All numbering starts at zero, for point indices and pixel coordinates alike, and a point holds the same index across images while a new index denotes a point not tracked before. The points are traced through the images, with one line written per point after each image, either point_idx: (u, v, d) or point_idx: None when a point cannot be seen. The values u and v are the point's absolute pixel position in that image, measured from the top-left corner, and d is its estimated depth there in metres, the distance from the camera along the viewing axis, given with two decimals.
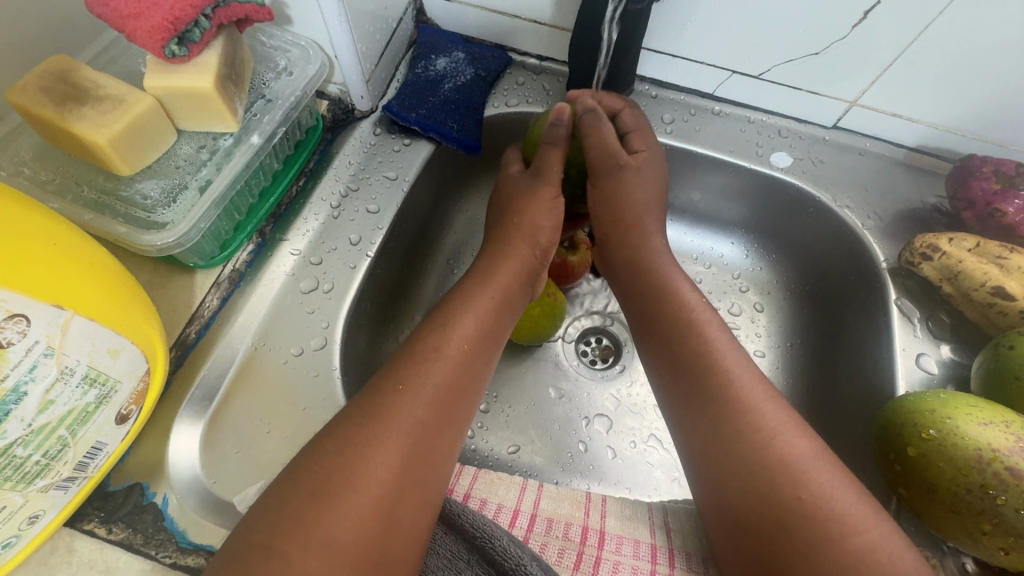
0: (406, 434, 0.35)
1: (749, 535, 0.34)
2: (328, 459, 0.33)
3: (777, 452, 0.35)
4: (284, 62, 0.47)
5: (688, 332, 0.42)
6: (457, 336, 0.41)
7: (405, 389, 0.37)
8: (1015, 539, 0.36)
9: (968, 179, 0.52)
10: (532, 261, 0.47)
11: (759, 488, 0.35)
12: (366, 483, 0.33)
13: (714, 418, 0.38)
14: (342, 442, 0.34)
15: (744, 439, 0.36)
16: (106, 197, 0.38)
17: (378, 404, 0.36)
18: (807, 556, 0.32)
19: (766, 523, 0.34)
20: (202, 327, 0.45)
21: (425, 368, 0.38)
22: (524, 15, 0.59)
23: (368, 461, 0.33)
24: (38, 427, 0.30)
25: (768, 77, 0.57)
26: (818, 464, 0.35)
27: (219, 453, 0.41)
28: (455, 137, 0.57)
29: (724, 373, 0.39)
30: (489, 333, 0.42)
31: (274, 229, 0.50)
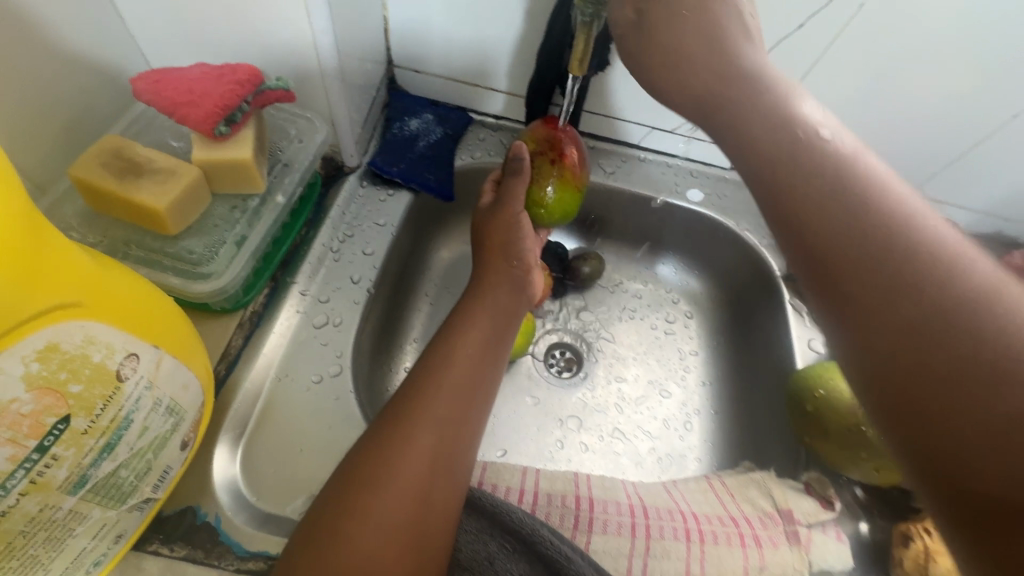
0: (433, 428, 0.42)
1: (843, 258, 0.30)
2: (373, 453, 0.40)
3: (924, 251, 0.28)
4: (295, 132, 0.54)
5: (811, 162, 0.33)
6: (465, 346, 0.48)
7: (430, 391, 0.44)
8: (880, 460, 0.50)
9: None
10: (520, 280, 0.55)
11: (918, 313, 0.27)
12: (404, 469, 0.40)
13: (800, 196, 0.32)
14: (382, 439, 0.41)
15: (888, 259, 0.28)
16: (155, 255, 0.44)
17: (408, 404, 0.43)
18: (934, 364, 0.26)
19: (859, 234, 0.30)
20: (229, 364, 0.50)
21: (441, 371, 0.45)
22: (483, 84, 0.71)
23: (406, 451, 0.40)
24: (135, 451, 0.35)
25: (680, 131, 0.72)
26: (969, 259, 0.27)
27: (258, 473, 0.47)
28: (432, 187, 0.68)
29: (866, 205, 0.30)
30: (494, 341, 0.50)
31: (284, 274, 0.57)
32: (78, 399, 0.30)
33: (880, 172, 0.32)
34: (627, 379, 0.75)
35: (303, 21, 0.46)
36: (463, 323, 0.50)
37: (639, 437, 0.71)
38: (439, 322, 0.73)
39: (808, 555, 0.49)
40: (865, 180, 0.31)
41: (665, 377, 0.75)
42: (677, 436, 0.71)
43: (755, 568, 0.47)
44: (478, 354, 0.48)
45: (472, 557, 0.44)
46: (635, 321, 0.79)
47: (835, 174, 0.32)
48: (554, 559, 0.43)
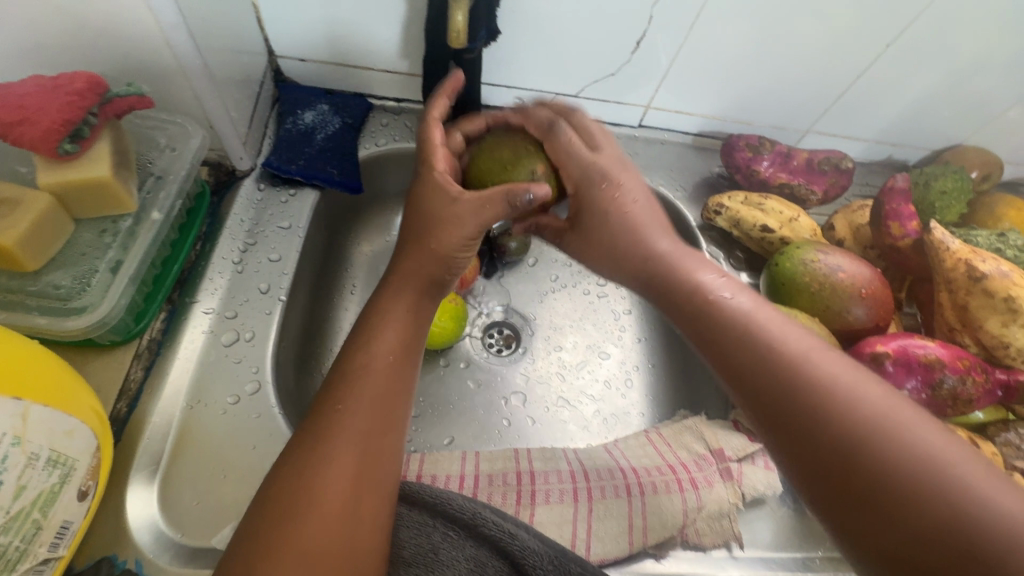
0: (351, 445, 0.40)
1: (781, 423, 0.38)
2: (290, 484, 0.38)
3: (819, 389, 0.37)
4: (166, 139, 0.50)
5: (735, 322, 0.43)
6: (381, 353, 0.44)
7: (343, 406, 0.41)
8: None
9: (733, 152, 0.71)
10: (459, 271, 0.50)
11: (835, 459, 0.35)
12: (324, 493, 0.37)
13: (753, 370, 0.40)
14: (298, 465, 0.38)
15: (816, 421, 0.36)
16: (15, 294, 0.40)
17: (322, 422, 0.40)
18: (897, 504, 0.32)
19: (777, 398, 0.38)
20: (131, 401, 0.47)
21: (352, 387, 0.42)
22: (377, 67, 0.67)
23: (325, 471, 0.38)
24: (14, 514, 0.32)
25: (584, 95, 0.72)
26: (891, 404, 0.36)
27: (180, 508, 0.44)
28: (337, 181, 0.64)
29: (801, 372, 0.38)
30: (412, 341, 0.47)
31: (182, 294, 0.53)
32: None
33: (767, 316, 0.43)
34: (566, 348, 0.76)
35: (148, 16, 0.42)
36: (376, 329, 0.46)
37: (584, 402, 0.72)
38: (366, 320, 0.70)
39: (740, 488, 0.51)
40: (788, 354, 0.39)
41: (602, 340, 0.77)
42: (619, 395, 0.73)
43: (694, 509, 0.50)
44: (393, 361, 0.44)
45: (417, 552, 0.43)
46: (568, 290, 0.80)
47: (720, 318, 0.44)
48: (497, 537, 0.44)
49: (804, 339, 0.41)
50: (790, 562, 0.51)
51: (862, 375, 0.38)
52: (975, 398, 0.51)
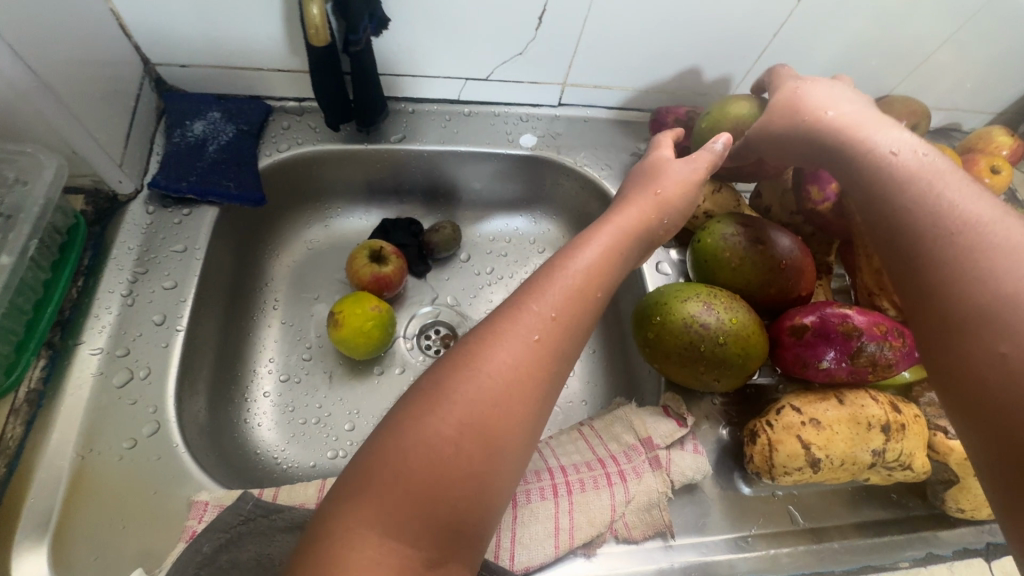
0: (489, 385, 0.34)
1: (949, 334, 0.35)
2: (427, 396, 0.34)
3: (997, 303, 0.33)
4: (15, 173, 0.45)
5: (901, 191, 0.42)
6: (555, 290, 0.39)
7: (498, 337, 0.36)
8: (719, 369, 0.51)
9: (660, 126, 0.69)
10: (621, 237, 0.46)
11: (960, 326, 0.35)
12: (445, 424, 0.32)
13: (932, 279, 0.37)
14: (435, 381, 0.35)
15: (953, 289, 0.36)
16: None
17: (470, 351, 0.36)
18: (1009, 394, 0.31)
19: (947, 311, 0.36)
20: (10, 459, 0.44)
21: (506, 326, 0.37)
22: (266, 67, 0.63)
23: (458, 395, 0.33)
24: None
25: (495, 78, 0.69)
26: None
27: (74, 568, 0.42)
28: (234, 195, 0.60)
29: (957, 240, 0.37)
30: (580, 298, 0.40)
31: (64, 336, 0.49)
32: None
33: (951, 178, 0.41)
34: None
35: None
36: (547, 281, 0.40)
37: None
38: (290, 337, 0.67)
39: (669, 476, 0.51)
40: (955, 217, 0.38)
41: None
42: None
43: (622, 503, 0.49)
44: (564, 312, 0.39)
45: None
46: (504, 281, 0.77)
47: (912, 207, 0.40)
48: None
49: (985, 204, 0.39)
50: (724, 544, 0.50)
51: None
52: (894, 362, 0.50)
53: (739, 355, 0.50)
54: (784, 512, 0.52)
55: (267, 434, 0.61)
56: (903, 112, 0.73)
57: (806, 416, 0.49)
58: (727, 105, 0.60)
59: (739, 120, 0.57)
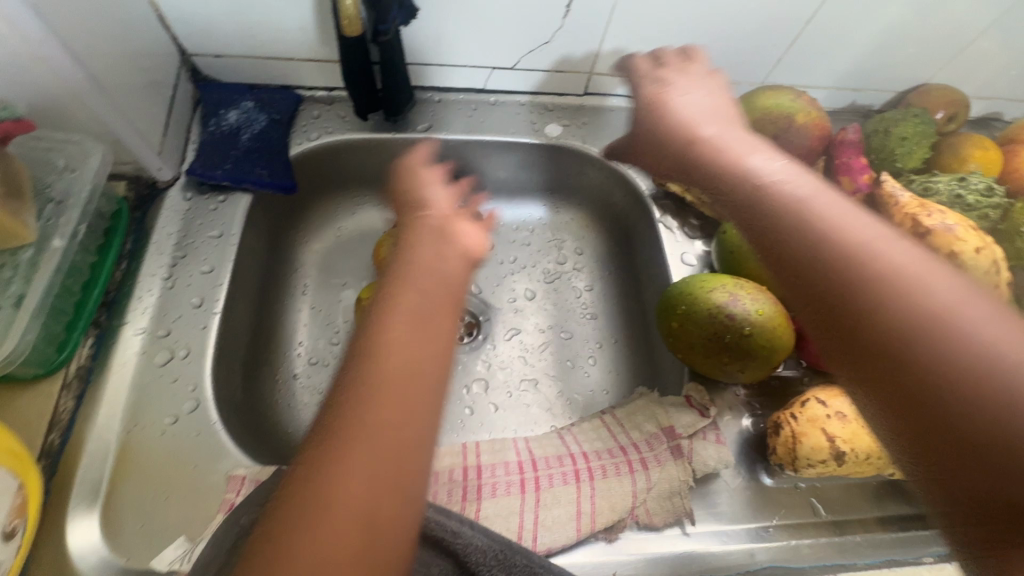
0: (353, 506, 0.27)
1: (907, 403, 0.30)
2: (274, 527, 0.27)
3: (976, 369, 0.28)
4: (63, 160, 0.47)
5: (790, 220, 0.37)
6: (368, 394, 0.30)
7: (342, 451, 0.29)
8: (744, 360, 0.51)
9: None
10: (422, 311, 0.35)
11: (924, 395, 0.29)
12: (304, 565, 0.26)
13: (857, 337, 0.32)
14: (289, 505, 0.27)
15: (844, 296, 0.33)
16: None
17: (317, 468, 0.28)
18: (1010, 483, 0.26)
19: (898, 373, 0.30)
20: (63, 431, 0.46)
21: (351, 430, 0.29)
22: (298, 56, 0.64)
23: (324, 523, 0.27)
24: None
25: (521, 67, 0.69)
26: (949, 290, 0.31)
27: (122, 535, 0.44)
28: (267, 182, 0.62)
29: (849, 250, 0.34)
30: (410, 398, 0.31)
31: (110, 317, 0.52)
32: None
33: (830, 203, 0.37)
34: (526, 330, 0.75)
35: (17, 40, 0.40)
36: (363, 358, 0.32)
37: (547, 383, 0.71)
38: (319, 321, 0.69)
39: (690, 465, 0.51)
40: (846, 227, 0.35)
41: (563, 318, 0.75)
42: (583, 373, 0.72)
43: (644, 490, 0.50)
44: (397, 406, 0.30)
45: None
46: (527, 271, 0.78)
47: (811, 238, 0.35)
48: (440, 538, 0.44)
49: (867, 227, 0.35)
50: (744, 533, 0.50)
51: (932, 265, 0.32)
52: None
53: (765, 346, 0.50)
54: (807, 504, 0.52)
55: (298, 413, 0.63)
56: (939, 102, 0.71)
57: (832, 409, 0.48)
58: (759, 95, 0.59)
59: (782, 113, 0.57)
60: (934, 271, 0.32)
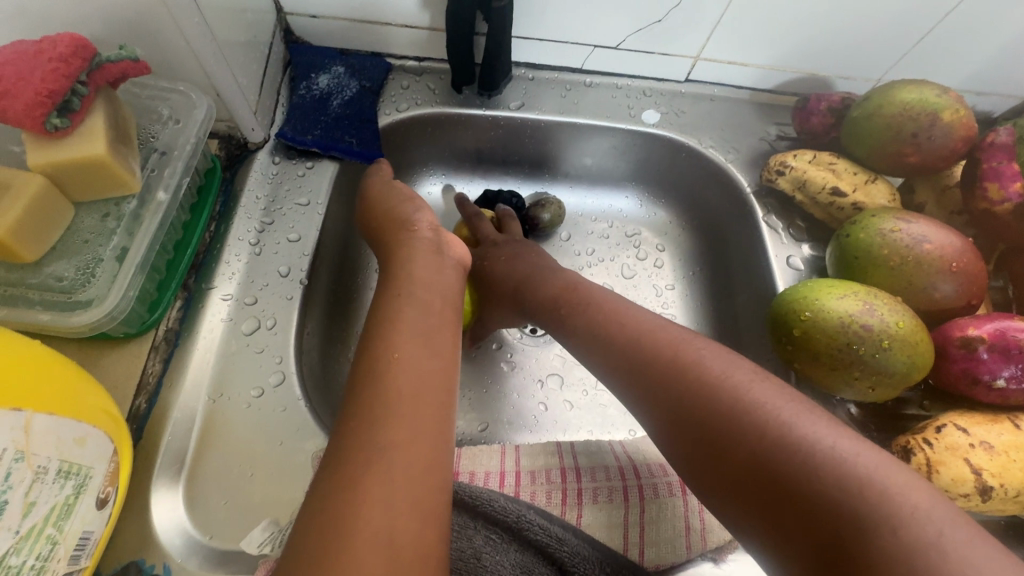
0: (409, 466, 0.31)
1: (760, 485, 0.31)
2: (321, 528, 0.28)
3: (803, 447, 0.30)
4: (168, 111, 0.45)
5: (641, 340, 0.41)
6: (398, 365, 0.35)
7: (368, 459, 0.30)
8: (876, 376, 0.47)
9: (808, 116, 0.63)
10: (390, 320, 0.38)
11: (773, 477, 0.30)
12: (376, 528, 0.28)
13: (705, 436, 0.34)
14: (324, 501, 0.29)
15: (701, 400, 0.35)
16: (14, 288, 0.37)
17: (354, 455, 0.31)
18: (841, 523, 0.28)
19: (751, 456, 0.32)
20: (150, 395, 0.44)
21: (356, 423, 0.32)
22: (395, 21, 0.60)
23: (390, 494, 0.29)
24: (26, 532, 0.29)
25: (624, 47, 0.64)
26: (772, 396, 0.33)
27: (207, 509, 0.42)
28: (356, 151, 0.59)
29: (681, 363, 0.37)
30: (422, 382, 0.35)
31: (198, 280, 0.50)
32: None
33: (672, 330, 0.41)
34: None
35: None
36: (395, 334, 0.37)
37: None
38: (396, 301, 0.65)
39: None
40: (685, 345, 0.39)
41: None
42: None
43: None
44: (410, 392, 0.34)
45: (458, 557, 0.40)
46: (605, 264, 0.73)
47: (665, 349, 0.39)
48: (544, 543, 0.40)
49: (715, 350, 0.38)
50: None
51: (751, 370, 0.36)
52: None
53: (901, 362, 0.46)
54: None
55: None
56: None
57: (975, 439, 0.44)
58: (891, 91, 0.55)
59: (920, 109, 0.53)
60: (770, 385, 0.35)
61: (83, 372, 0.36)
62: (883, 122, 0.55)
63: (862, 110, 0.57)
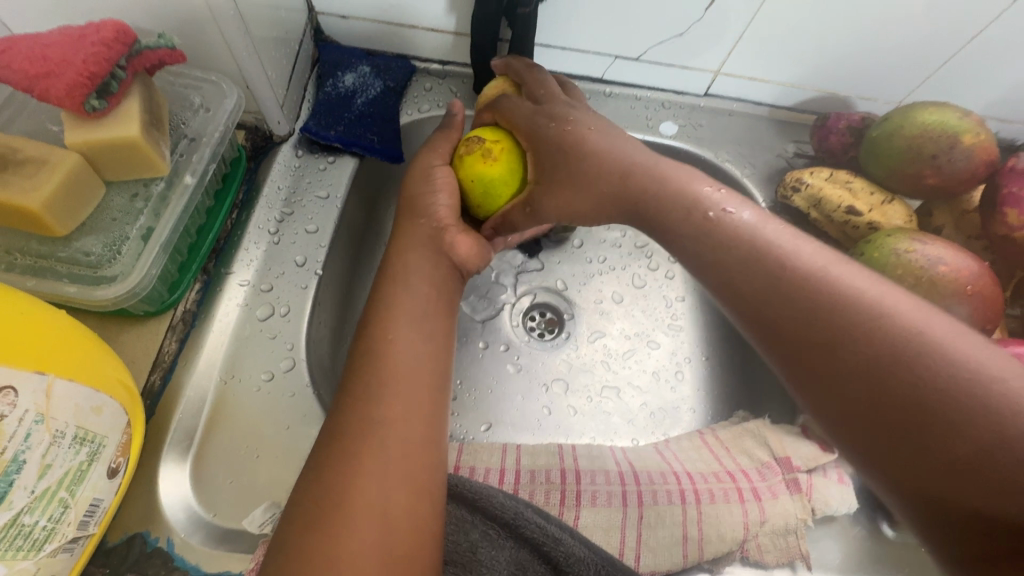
0: (399, 452, 0.33)
1: (913, 421, 0.31)
2: (317, 505, 0.32)
3: (966, 385, 0.30)
4: (200, 99, 0.47)
5: (777, 264, 0.36)
6: (400, 359, 0.37)
7: (363, 445, 0.33)
8: None
9: (827, 135, 0.63)
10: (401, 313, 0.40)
11: (930, 411, 0.30)
12: (366, 506, 0.31)
13: (844, 369, 0.33)
14: (322, 481, 0.32)
15: (840, 332, 0.33)
16: (44, 261, 0.38)
17: (350, 442, 0.34)
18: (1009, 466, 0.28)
19: (907, 392, 0.31)
20: (165, 373, 0.45)
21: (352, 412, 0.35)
22: (421, 25, 0.62)
23: (381, 479, 0.32)
24: (40, 493, 0.30)
25: (645, 59, 0.65)
26: (936, 325, 0.32)
27: (212, 486, 0.43)
28: (377, 149, 0.60)
29: (818, 290, 0.35)
30: (419, 375, 0.37)
31: (217, 265, 0.51)
32: None
33: (813, 254, 0.37)
34: (610, 334, 0.70)
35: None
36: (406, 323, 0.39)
37: (630, 393, 0.67)
38: None
39: (809, 503, 0.46)
40: (824, 279, 0.35)
41: (652, 328, 0.71)
42: (669, 388, 0.68)
43: (756, 523, 0.45)
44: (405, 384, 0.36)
45: (453, 549, 0.40)
46: (616, 273, 0.74)
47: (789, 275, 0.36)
48: (540, 542, 0.40)
49: (855, 273, 0.35)
50: None
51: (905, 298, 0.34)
52: None
53: None
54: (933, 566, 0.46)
55: None
56: None
57: None
58: (912, 112, 0.55)
59: (940, 131, 0.53)
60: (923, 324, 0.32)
61: (104, 345, 0.37)
62: (904, 143, 0.54)
63: (881, 130, 0.57)
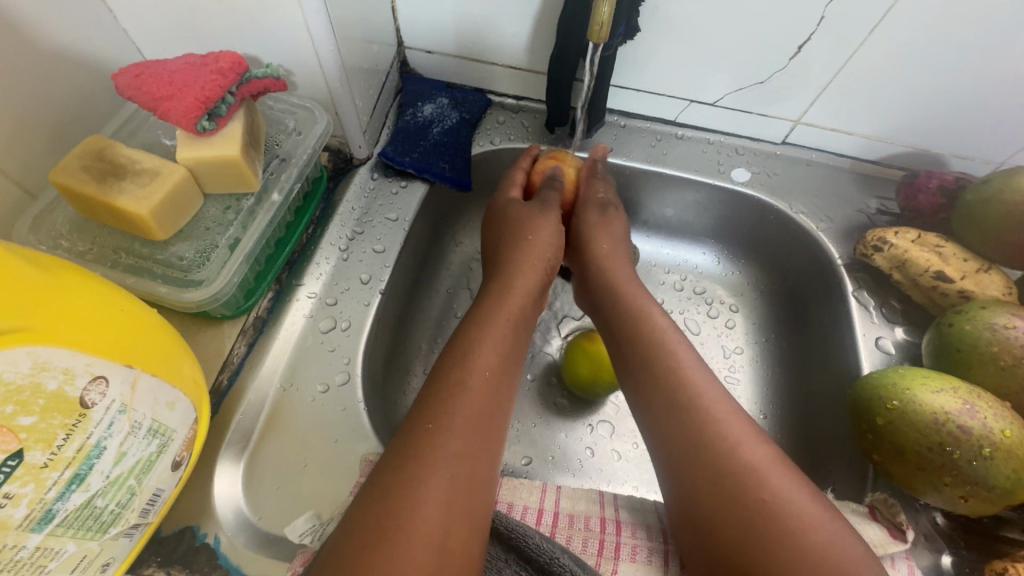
0: (448, 481, 0.33)
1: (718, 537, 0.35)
2: (373, 524, 0.31)
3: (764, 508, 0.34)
4: (293, 123, 0.51)
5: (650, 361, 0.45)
6: (456, 390, 0.38)
7: (420, 467, 0.33)
8: (971, 487, 0.42)
9: (917, 194, 0.59)
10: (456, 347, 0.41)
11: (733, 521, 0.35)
12: (419, 528, 0.31)
13: (695, 482, 0.37)
14: (378, 499, 0.32)
15: (712, 472, 0.37)
16: (144, 261, 0.42)
17: (410, 464, 0.34)
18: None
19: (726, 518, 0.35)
20: (232, 374, 0.48)
21: (414, 435, 0.35)
22: (500, 62, 0.64)
23: (429, 504, 0.32)
24: (113, 478, 0.32)
25: (722, 104, 0.64)
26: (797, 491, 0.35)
27: (260, 490, 0.44)
28: (447, 177, 0.62)
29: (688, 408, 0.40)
30: (475, 408, 0.37)
31: (290, 275, 0.54)
32: (31, 432, 0.27)
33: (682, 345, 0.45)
34: None
35: (297, 14, 0.42)
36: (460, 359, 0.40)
37: None
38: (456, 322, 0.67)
39: None
40: (701, 409, 0.40)
41: None
42: None
43: None
44: (457, 414, 0.36)
45: None
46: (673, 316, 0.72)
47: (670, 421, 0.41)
48: None
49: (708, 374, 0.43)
50: None
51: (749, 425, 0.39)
52: None
53: (1004, 476, 0.41)
54: None
55: None
56: None
57: None
58: (1015, 176, 0.51)
59: None
60: (785, 470, 0.36)
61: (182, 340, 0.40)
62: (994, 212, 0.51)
63: (978, 193, 0.53)
